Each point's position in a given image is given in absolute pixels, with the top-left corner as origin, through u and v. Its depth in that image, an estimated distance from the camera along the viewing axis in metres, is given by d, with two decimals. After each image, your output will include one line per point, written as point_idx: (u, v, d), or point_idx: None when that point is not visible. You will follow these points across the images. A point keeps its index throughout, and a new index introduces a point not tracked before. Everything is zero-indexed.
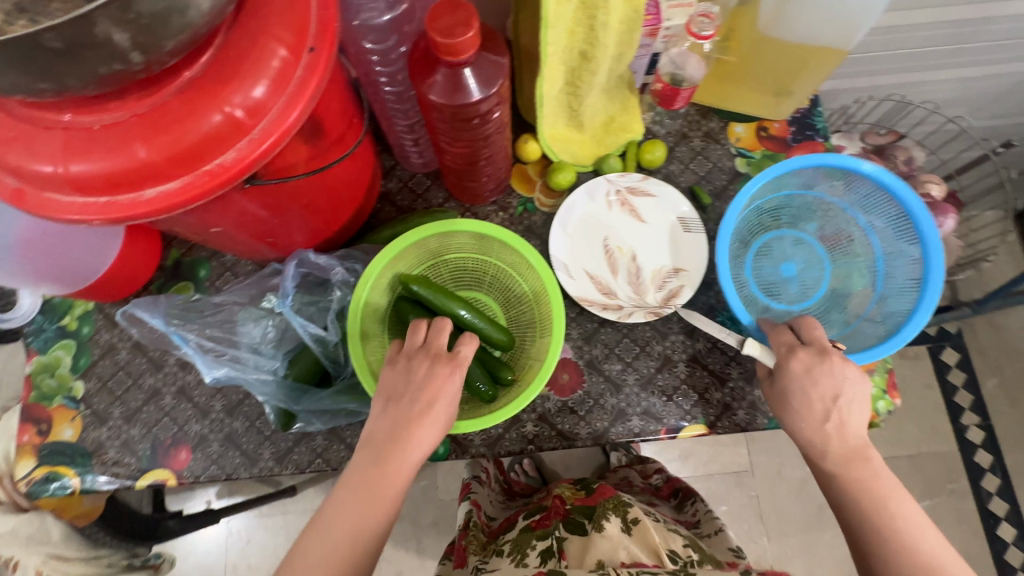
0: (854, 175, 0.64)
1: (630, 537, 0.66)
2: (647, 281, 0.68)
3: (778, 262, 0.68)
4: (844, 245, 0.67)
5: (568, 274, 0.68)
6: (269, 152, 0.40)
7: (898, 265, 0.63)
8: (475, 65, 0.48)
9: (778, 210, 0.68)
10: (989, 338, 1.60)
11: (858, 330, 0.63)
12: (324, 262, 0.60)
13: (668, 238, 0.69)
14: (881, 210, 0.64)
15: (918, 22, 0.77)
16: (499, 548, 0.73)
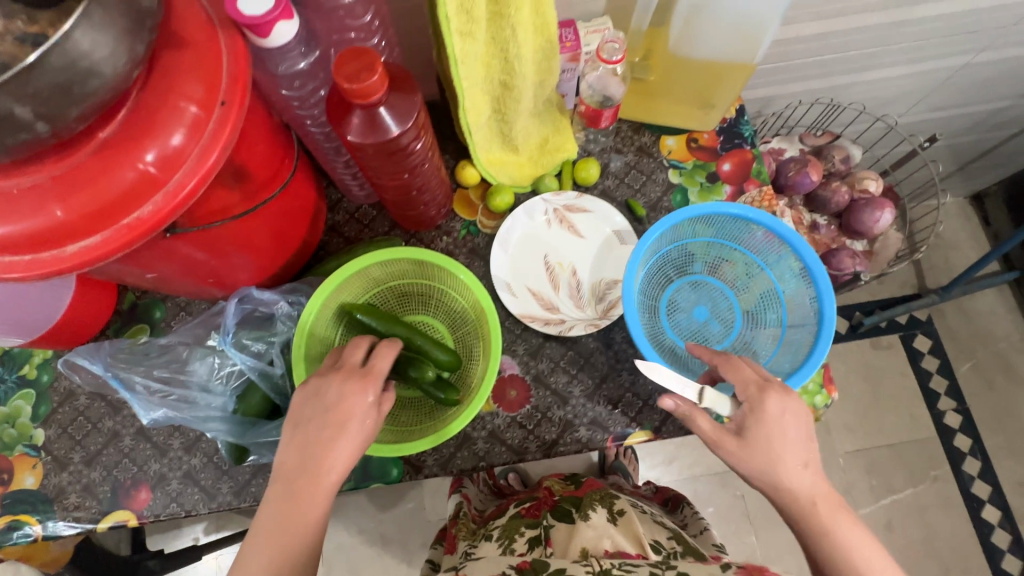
0: (707, 216, 0.68)
1: (615, 526, 0.67)
2: (588, 295, 0.71)
3: (689, 311, 0.71)
4: (731, 270, 0.71)
5: (511, 292, 0.71)
6: (189, 200, 0.43)
7: (782, 267, 0.67)
8: (389, 104, 0.51)
9: (667, 266, 0.71)
10: (959, 323, 1.61)
11: (789, 339, 0.66)
12: (267, 297, 0.62)
13: (606, 251, 0.73)
14: (744, 232, 0.68)
15: (832, 30, 0.81)
16: (488, 533, 0.74)
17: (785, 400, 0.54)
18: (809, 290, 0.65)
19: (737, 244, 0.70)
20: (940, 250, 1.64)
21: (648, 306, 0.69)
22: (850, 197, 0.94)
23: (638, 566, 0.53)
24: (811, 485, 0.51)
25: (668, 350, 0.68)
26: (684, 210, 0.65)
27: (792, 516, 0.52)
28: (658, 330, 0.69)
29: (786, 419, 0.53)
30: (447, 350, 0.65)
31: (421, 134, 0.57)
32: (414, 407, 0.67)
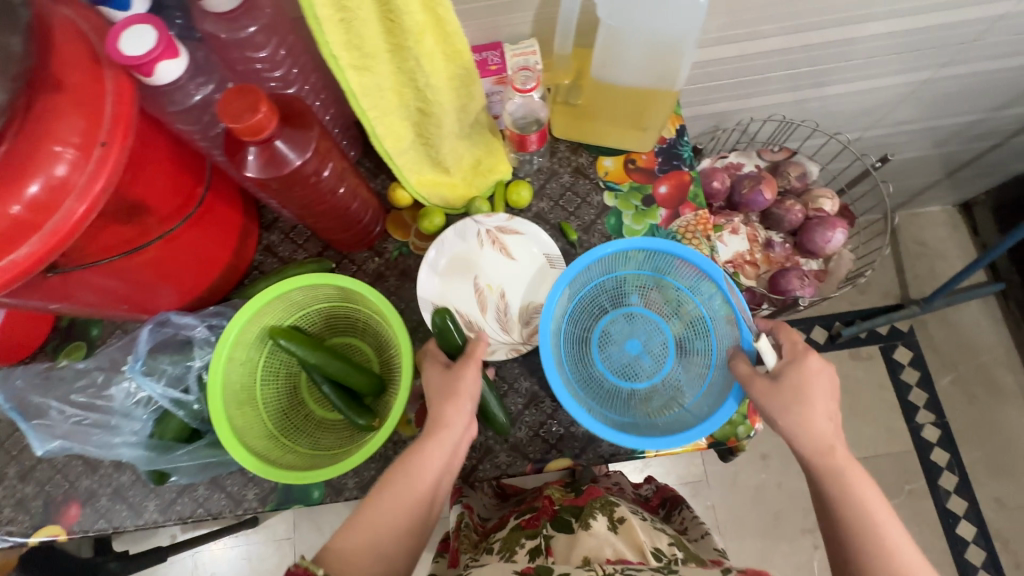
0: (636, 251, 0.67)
1: (617, 537, 0.65)
2: (514, 318, 0.71)
3: (622, 343, 0.71)
4: (667, 304, 0.70)
5: (438, 313, 0.70)
6: (71, 239, 0.43)
7: (713, 306, 0.66)
8: (285, 136, 0.51)
9: (600, 297, 0.70)
10: (941, 335, 1.56)
11: (713, 381, 0.65)
12: (186, 321, 0.63)
13: (536, 275, 0.71)
14: (676, 268, 0.67)
15: (778, 48, 0.79)
16: (489, 546, 0.72)
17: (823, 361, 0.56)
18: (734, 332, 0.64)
19: (671, 278, 0.68)
20: (925, 260, 1.59)
21: (576, 338, 0.69)
22: (804, 215, 0.92)
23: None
24: (832, 435, 0.53)
25: (592, 384, 0.68)
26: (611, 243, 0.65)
27: (811, 465, 0.54)
28: (586, 363, 0.69)
29: (819, 376, 0.55)
30: (367, 374, 0.66)
31: (328, 162, 0.57)
32: (338, 431, 0.68)
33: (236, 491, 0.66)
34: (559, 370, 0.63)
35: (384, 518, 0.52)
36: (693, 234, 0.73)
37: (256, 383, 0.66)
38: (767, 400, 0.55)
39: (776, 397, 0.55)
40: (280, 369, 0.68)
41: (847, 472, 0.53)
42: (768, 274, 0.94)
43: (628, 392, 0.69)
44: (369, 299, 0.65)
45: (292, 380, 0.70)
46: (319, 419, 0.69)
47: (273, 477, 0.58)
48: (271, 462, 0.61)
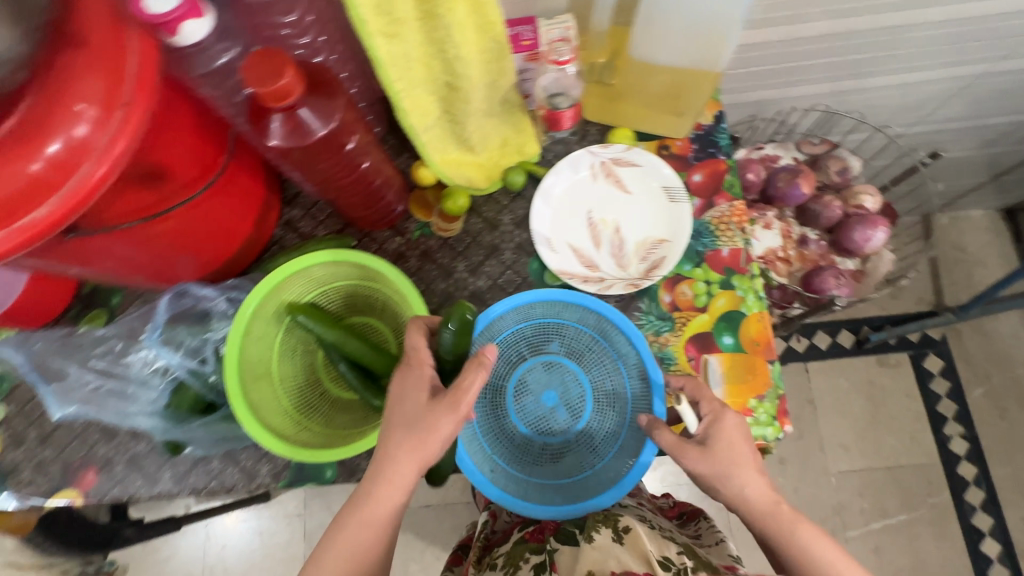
0: (551, 301, 0.66)
1: (623, 548, 0.57)
2: (631, 253, 0.69)
3: (539, 394, 0.66)
4: (587, 353, 0.67)
5: (551, 248, 0.69)
6: (90, 201, 0.42)
7: (626, 364, 0.65)
8: (310, 104, 0.49)
9: (518, 345, 0.66)
10: (976, 345, 1.50)
11: (625, 441, 0.64)
12: (205, 293, 0.63)
13: (652, 207, 0.69)
14: (593, 322, 0.66)
15: (828, 32, 0.75)
16: (493, 562, 0.68)
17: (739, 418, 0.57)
18: (644, 392, 0.63)
19: (590, 329, 0.66)
20: (963, 266, 1.52)
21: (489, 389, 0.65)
22: (843, 212, 0.88)
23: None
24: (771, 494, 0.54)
25: (503, 438, 0.65)
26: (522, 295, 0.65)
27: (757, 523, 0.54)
28: (499, 415, 0.66)
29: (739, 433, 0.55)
30: (384, 356, 0.65)
31: (353, 135, 0.55)
32: (353, 411, 0.66)
33: (249, 466, 0.66)
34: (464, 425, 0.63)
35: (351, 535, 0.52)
36: (727, 226, 0.70)
37: (276, 358, 0.65)
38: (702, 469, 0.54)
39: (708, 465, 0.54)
40: (299, 347, 0.68)
41: (793, 528, 0.52)
42: (801, 272, 0.90)
43: (539, 447, 0.65)
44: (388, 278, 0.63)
45: (310, 359, 0.69)
46: (336, 398, 0.68)
47: (285, 453, 0.58)
48: (285, 438, 0.60)
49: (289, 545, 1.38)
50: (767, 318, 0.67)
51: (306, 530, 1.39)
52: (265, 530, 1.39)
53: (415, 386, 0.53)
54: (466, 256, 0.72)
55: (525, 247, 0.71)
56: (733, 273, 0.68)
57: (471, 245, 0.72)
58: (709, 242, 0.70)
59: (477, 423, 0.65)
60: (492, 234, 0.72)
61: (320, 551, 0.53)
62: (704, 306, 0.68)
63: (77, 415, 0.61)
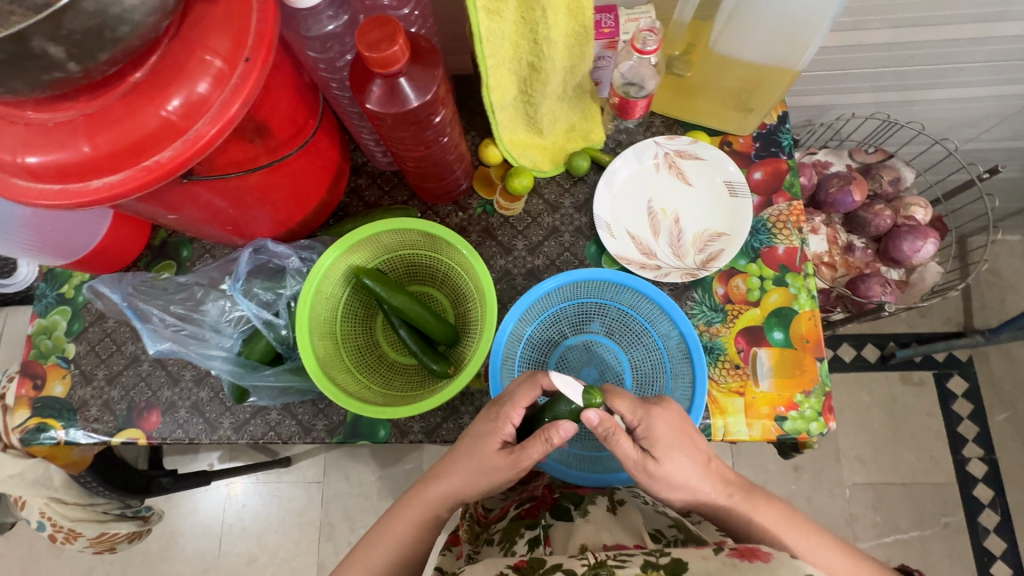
0: (598, 282, 0.67)
1: (615, 520, 0.60)
2: (688, 244, 0.70)
3: (579, 372, 0.69)
4: (627, 332, 0.69)
5: (611, 233, 0.71)
6: (207, 150, 0.45)
7: (670, 342, 0.66)
8: (410, 75, 0.51)
9: (560, 323, 0.69)
10: (1002, 370, 1.49)
11: None
12: (281, 250, 0.65)
13: (711, 200, 0.71)
14: (640, 302, 0.67)
15: (896, 42, 0.75)
16: (489, 537, 0.65)
17: (667, 414, 0.54)
18: (687, 368, 0.65)
19: (634, 310, 0.68)
20: (996, 290, 1.51)
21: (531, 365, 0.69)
22: (893, 222, 0.89)
23: (632, 556, 0.47)
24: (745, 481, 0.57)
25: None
26: (572, 272, 0.66)
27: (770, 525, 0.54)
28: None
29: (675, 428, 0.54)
30: (444, 323, 0.67)
31: (441, 108, 0.57)
32: (408, 375, 0.69)
33: (307, 420, 0.69)
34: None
35: (382, 551, 0.54)
36: (785, 225, 0.71)
37: (339, 318, 0.67)
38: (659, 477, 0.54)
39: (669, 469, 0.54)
40: (359, 309, 0.70)
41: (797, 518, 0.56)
42: (845, 278, 0.91)
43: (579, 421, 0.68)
44: (456, 251, 0.66)
45: (369, 321, 0.72)
46: (392, 361, 0.71)
47: (350, 407, 0.60)
48: (348, 393, 0.62)
49: (306, 510, 1.42)
50: (818, 316, 0.69)
51: (324, 496, 1.42)
52: (284, 493, 1.43)
53: (482, 426, 0.56)
54: (525, 236, 0.74)
55: (584, 231, 0.73)
56: (788, 271, 0.70)
57: (531, 226, 0.74)
58: (765, 238, 0.71)
59: None
60: (552, 216, 0.74)
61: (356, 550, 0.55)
62: (756, 301, 0.69)
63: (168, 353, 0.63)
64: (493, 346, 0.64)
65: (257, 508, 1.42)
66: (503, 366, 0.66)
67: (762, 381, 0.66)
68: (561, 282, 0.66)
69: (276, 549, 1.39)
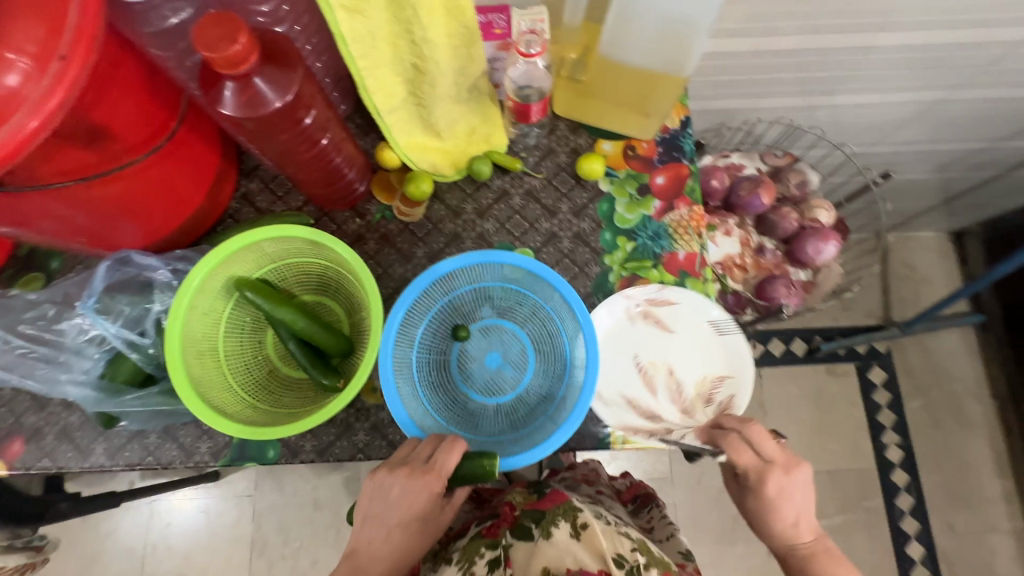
0: (472, 267, 0.64)
1: (579, 544, 0.65)
2: (692, 397, 0.66)
3: (482, 359, 0.67)
4: (519, 310, 0.67)
5: (606, 401, 0.65)
6: (22, 153, 0.40)
7: (562, 311, 0.64)
8: (266, 74, 0.48)
9: (450, 316, 0.67)
10: (917, 360, 1.56)
11: (572, 383, 0.62)
12: (148, 262, 0.60)
13: (700, 343, 0.67)
14: (521, 279, 0.65)
15: (792, 48, 0.76)
16: (449, 555, 0.73)
17: (784, 480, 0.58)
18: (579, 333, 0.62)
19: (517, 284, 0.65)
20: (911, 284, 1.59)
21: (432, 366, 0.65)
22: (800, 224, 0.91)
23: None
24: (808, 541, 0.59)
25: (457, 409, 0.65)
26: (444, 263, 0.62)
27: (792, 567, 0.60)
28: (445, 388, 0.65)
29: (783, 492, 0.58)
30: (336, 335, 0.64)
31: (311, 109, 0.53)
32: (302, 390, 0.65)
33: (188, 443, 0.64)
34: (411, 406, 0.61)
35: None
36: (685, 231, 0.71)
37: (224, 335, 0.64)
38: (741, 502, 0.61)
39: (749, 502, 0.60)
40: (246, 323, 0.66)
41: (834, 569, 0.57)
42: (755, 279, 0.92)
43: (494, 410, 0.65)
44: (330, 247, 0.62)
45: (258, 337, 0.67)
46: (284, 376, 0.66)
47: (229, 431, 0.55)
48: (228, 416, 0.58)
49: (236, 525, 1.35)
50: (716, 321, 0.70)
51: (254, 510, 1.36)
52: (212, 509, 1.36)
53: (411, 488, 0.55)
54: (426, 243, 0.71)
55: (486, 237, 0.71)
56: (687, 276, 0.70)
57: (431, 232, 0.72)
58: (666, 244, 0.71)
59: (427, 401, 0.63)
60: (454, 222, 0.72)
61: None
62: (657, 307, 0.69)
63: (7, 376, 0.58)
64: (379, 357, 0.59)
65: (181, 527, 1.35)
66: (398, 375, 0.61)
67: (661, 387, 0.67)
68: (436, 277, 0.63)
69: (203, 567, 1.32)
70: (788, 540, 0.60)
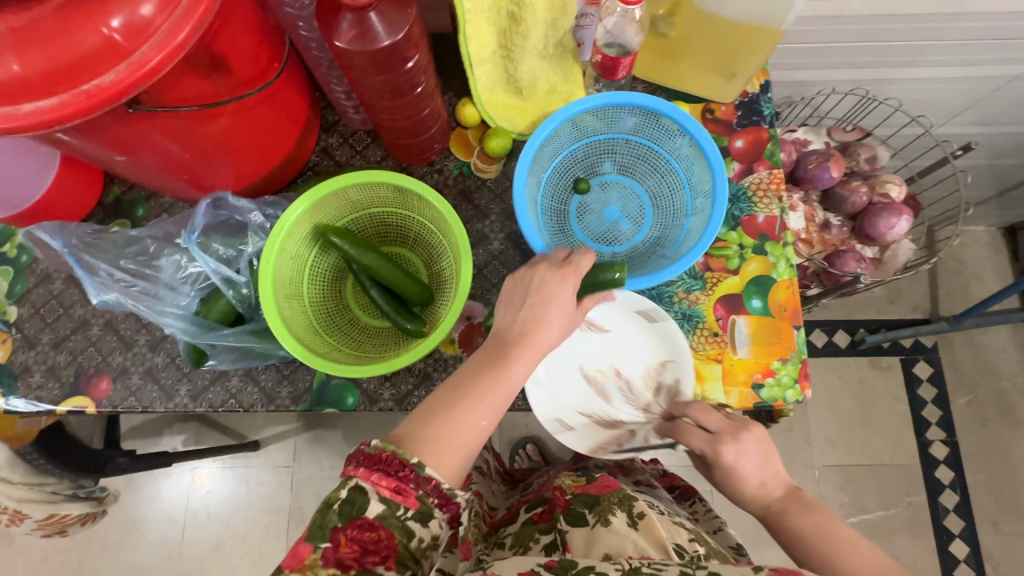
0: (602, 112, 0.66)
1: (638, 534, 0.61)
2: (642, 390, 0.65)
3: (600, 211, 0.72)
4: (640, 166, 0.71)
5: (567, 425, 0.64)
6: (153, 78, 0.41)
7: (685, 159, 0.67)
8: (381, 10, 0.48)
9: (574, 167, 0.71)
10: (966, 356, 1.51)
11: (692, 228, 0.66)
12: (242, 205, 0.63)
13: (637, 335, 0.66)
14: (648, 128, 0.68)
15: (876, 13, 0.75)
16: (501, 539, 0.69)
17: (739, 446, 0.58)
18: (705, 178, 0.65)
19: (641, 137, 0.69)
20: (961, 278, 1.55)
21: (556, 210, 0.70)
22: (869, 199, 0.89)
23: (667, 565, 0.49)
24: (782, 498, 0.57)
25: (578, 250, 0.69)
26: (576, 104, 0.64)
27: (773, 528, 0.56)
28: (567, 231, 0.70)
29: (741, 458, 0.58)
30: (418, 284, 0.65)
31: (415, 51, 0.54)
32: (383, 337, 0.66)
33: (270, 387, 0.65)
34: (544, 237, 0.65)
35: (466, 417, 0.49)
36: (765, 193, 0.71)
37: (306, 281, 0.64)
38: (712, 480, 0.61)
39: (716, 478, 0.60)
40: (327, 274, 0.67)
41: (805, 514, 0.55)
42: (821, 254, 0.91)
43: (610, 254, 0.70)
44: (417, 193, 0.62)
45: (338, 284, 0.68)
46: (364, 325, 0.68)
47: (320, 367, 0.56)
48: (319, 355, 0.59)
49: (274, 495, 1.36)
50: (796, 285, 0.68)
51: (293, 480, 1.36)
52: (251, 477, 1.37)
53: (555, 283, 0.54)
54: (504, 200, 0.71)
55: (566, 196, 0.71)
56: (767, 239, 0.69)
57: (509, 189, 0.72)
58: (746, 207, 0.70)
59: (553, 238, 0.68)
60: None
61: (441, 407, 0.49)
62: (736, 269, 0.68)
63: (113, 304, 0.62)
64: (517, 183, 0.61)
65: (220, 493, 1.36)
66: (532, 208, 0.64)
67: (740, 349, 0.66)
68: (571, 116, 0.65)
69: (241, 535, 1.33)
70: (762, 505, 0.58)
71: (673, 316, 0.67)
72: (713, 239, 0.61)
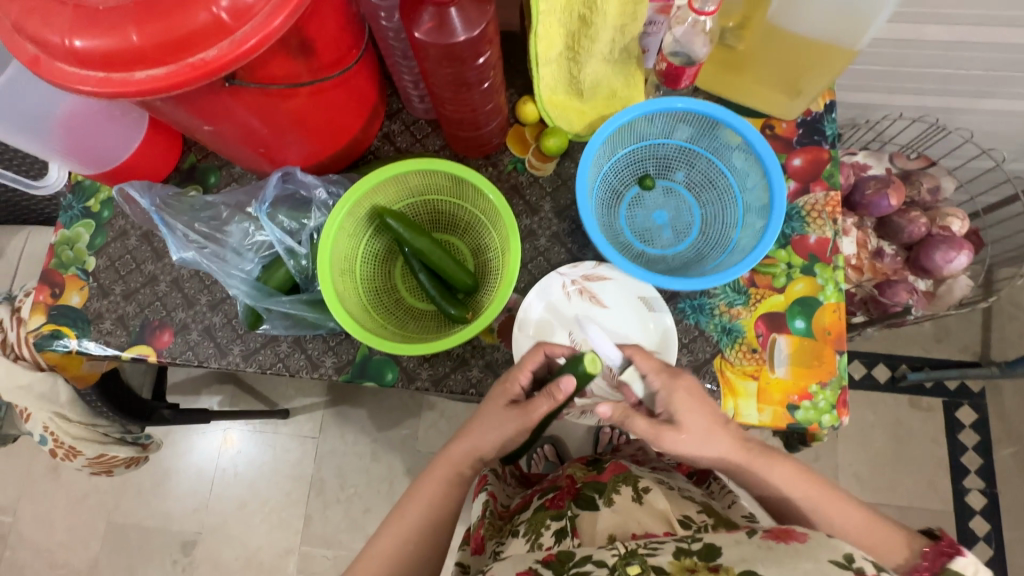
0: (690, 117, 0.67)
1: (641, 509, 0.63)
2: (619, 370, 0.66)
3: (651, 211, 0.72)
4: (707, 185, 0.71)
5: None
6: (250, 57, 0.45)
7: (750, 190, 0.66)
8: (460, 7, 0.50)
9: (644, 163, 0.72)
10: (1015, 405, 1.44)
11: (723, 263, 0.66)
12: (309, 180, 0.67)
13: (632, 319, 0.67)
14: (726, 148, 0.67)
15: (956, 39, 0.73)
16: (515, 529, 0.70)
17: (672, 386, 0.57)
18: (761, 217, 0.64)
19: (715, 158, 0.69)
20: (1017, 323, 1.47)
21: (611, 191, 0.71)
22: (927, 231, 0.86)
23: (663, 544, 0.51)
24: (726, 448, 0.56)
25: (611, 233, 0.70)
26: (665, 101, 0.65)
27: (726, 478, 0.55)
28: (611, 214, 0.71)
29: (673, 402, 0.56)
30: (463, 271, 0.67)
31: (488, 48, 0.56)
32: (425, 320, 0.69)
33: (317, 356, 0.68)
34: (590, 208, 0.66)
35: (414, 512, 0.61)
36: (819, 214, 0.70)
37: (358, 251, 0.67)
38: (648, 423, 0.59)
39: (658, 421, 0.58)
40: (380, 252, 0.70)
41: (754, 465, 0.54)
42: (870, 282, 0.89)
43: (638, 251, 0.70)
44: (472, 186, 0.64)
45: (391, 261, 0.71)
46: (408, 305, 0.70)
47: (360, 336, 0.59)
48: (366, 329, 0.62)
49: (299, 463, 1.41)
50: (843, 310, 0.67)
51: (318, 451, 1.42)
52: (279, 443, 1.42)
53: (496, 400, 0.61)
54: (554, 198, 0.73)
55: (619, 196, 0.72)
56: (817, 260, 0.68)
57: (560, 188, 0.73)
58: (797, 226, 0.70)
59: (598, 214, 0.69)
60: None
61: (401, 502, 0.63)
62: (781, 288, 0.68)
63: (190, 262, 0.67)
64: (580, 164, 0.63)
65: (249, 455, 1.42)
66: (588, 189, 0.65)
67: (778, 368, 0.66)
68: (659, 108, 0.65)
69: (266, 497, 1.39)
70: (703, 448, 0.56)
71: (713, 328, 0.67)
72: (751, 271, 0.60)
